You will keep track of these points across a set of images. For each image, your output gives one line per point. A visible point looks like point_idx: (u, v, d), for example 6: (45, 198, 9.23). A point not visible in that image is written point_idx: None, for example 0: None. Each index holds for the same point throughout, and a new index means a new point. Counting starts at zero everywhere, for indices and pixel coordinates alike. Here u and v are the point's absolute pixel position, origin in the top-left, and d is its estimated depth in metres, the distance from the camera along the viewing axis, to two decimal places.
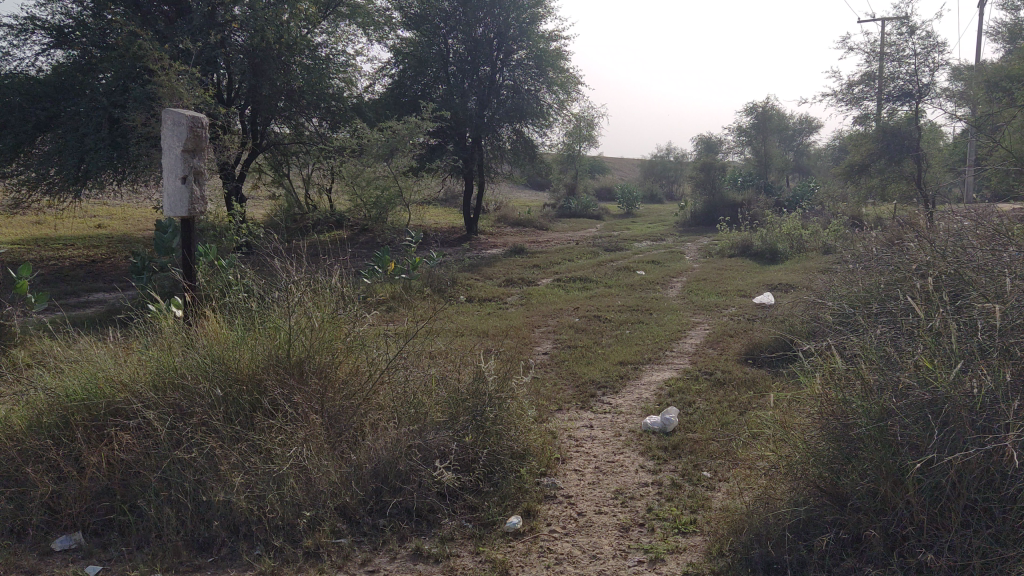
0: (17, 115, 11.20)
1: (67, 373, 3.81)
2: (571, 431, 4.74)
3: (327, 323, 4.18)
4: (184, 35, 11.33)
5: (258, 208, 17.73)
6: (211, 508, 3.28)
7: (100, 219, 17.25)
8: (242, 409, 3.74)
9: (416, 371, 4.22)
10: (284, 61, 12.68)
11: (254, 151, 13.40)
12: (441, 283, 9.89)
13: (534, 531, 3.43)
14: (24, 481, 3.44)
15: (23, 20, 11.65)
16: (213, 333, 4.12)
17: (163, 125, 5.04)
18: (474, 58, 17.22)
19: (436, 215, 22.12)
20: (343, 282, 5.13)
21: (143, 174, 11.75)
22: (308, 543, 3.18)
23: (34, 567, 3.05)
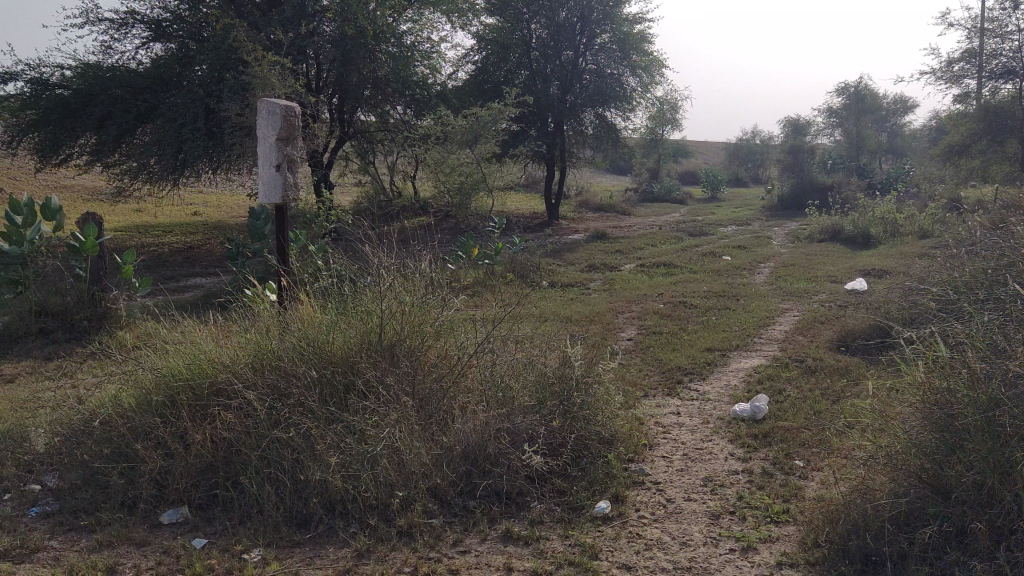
0: (120, 106, 11.81)
1: (173, 355, 3.97)
2: (658, 418, 4.71)
3: (417, 307, 4.24)
4: (277, 28, 11.62)
5: (344, 194, 18.08)
6: (309, 486, 3.38)
7: (196, 206, 17.83)
8: (337, 391, 3.84)
9: (505, 356, 4.25)
10: (372, 50, 12.71)
11: (341, 138, 13.64)
12: (524, 269, 9.92)
13: (623, 516, 3.43)
14: (135, 457, 3.61)
15: (124, 14, 12.12)
16: (307, 317, 4.23)
17: (259, 114, 5.16)
18: (557, 43, 17.18)
19: (519, 200, 22.17)
20: (430, 264, 5.18)
21: (236, 162, 12.12)
22: (401, 522, 3.25)
23: (145, 539, 3.20)
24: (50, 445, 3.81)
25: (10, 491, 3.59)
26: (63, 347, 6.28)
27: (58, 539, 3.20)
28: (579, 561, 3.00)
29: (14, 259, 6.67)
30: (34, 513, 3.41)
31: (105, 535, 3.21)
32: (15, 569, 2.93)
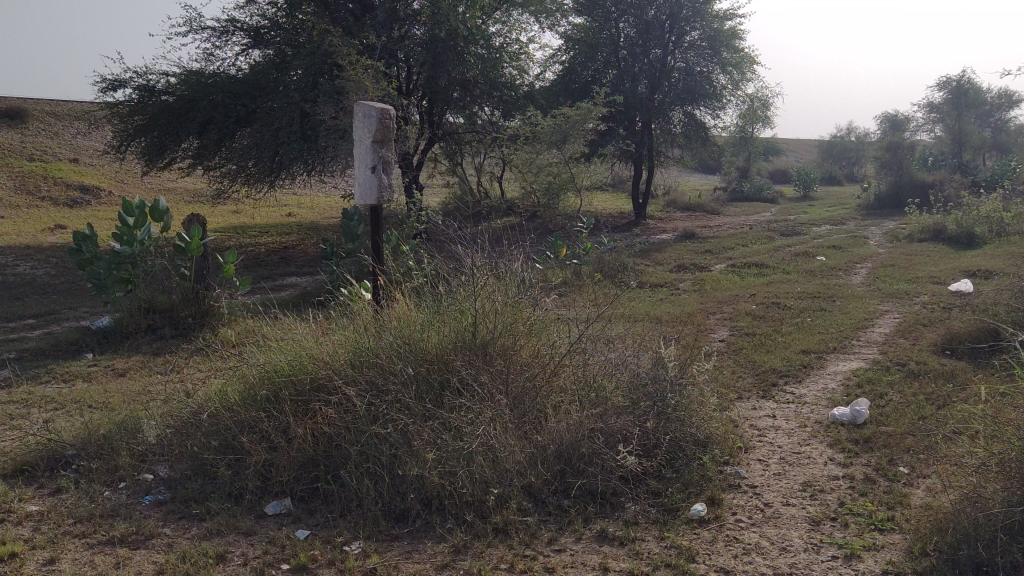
0: (221, 111, 12.26)
1: (276, 351, 4.11)
2: (753, 420, 4.63)
3: (509, 306, 4.27)
4: (370, 32, 11.96)
5: (433, 195, 18.32)
6: (406, 482, 3.44)
7: (291, 207, 18.36)
8: (433, 388, 3.90)
9: (598, 356, 4.24)
10: (461, 51, 12.80)
11: (431, 140, 13.84)
12: (612, 269, 9.87)
13: (720, 519, 3.38)
14: (241, 450, 3.75)
15: (226, 23, 12.61)
16: (402, 316, 4.31)
17: (356, 117, 5.28)
18: (645, 42, 17.09)
19: (605, 200, 22.11)
20: (523, 264, 5.20)
21: (330, 164, 12.40)
22: (497, 520, 3.28)
23: (251, 528, 3.32)
24: (161, 436, 3.98)
25: (124, 480, 3.76)
26: (170, 342, 6.56)
27: (170, 526, 3.33)
28: (676, 563, 2.97)
29: (124, 258, 6.92)
30: (147, 502, 3.56)
31: (214, 524, 3.33)
32: (133, 554, 3.08)
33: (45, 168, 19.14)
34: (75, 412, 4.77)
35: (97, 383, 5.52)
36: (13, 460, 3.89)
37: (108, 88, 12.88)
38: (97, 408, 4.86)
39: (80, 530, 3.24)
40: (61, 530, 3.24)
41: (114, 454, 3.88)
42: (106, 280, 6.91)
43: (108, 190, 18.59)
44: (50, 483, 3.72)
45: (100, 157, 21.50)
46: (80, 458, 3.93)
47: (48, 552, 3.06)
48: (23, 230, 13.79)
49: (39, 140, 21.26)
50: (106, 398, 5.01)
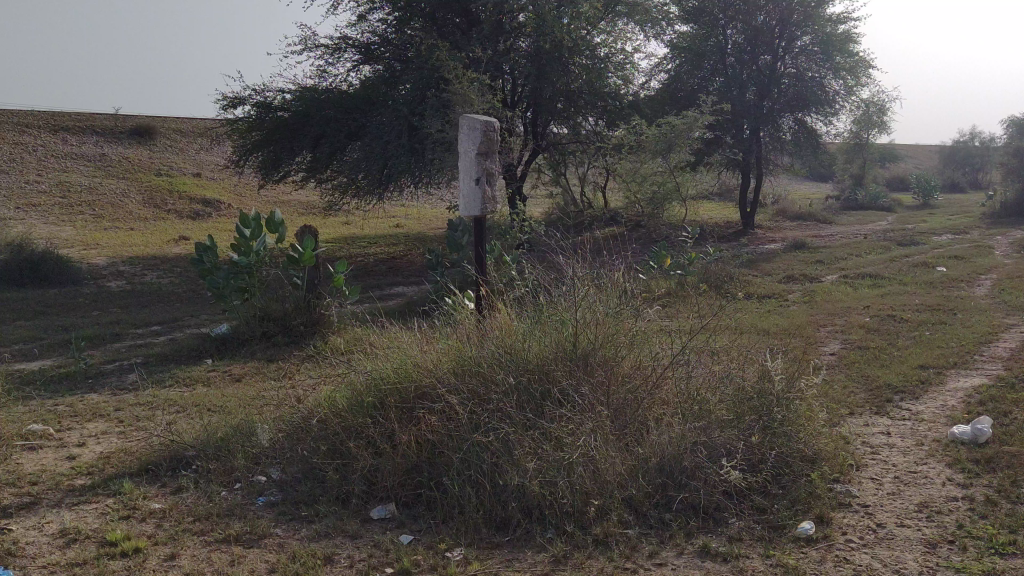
0: (333, 126, 12.78)
1: (383, 359, 4.22)
2: (865, 437, 4.47)
3: (611, 317, 4.24)
4: (477, 46, 12.20)
5: (536, 205, 18.44)
6: (507, 491, 3.48)
7: (399, 219, 18.80)
8: (534, 398, 3.92)
9: (702, 368, 4.18)
10: (565, 62, 12.82)
11: (535, 150, 13.95)
12: (718, 280, 9.69)
13: (829, 539, 3.28)
14: (348, 455, 3.86)
15: (338, 40, 13.06)
16: (504, 327, 4.35)
17: (462, 130, 5.38)
18: (754, 47, 16.91)
19: (711, 209, 21.75)
20: (626, 275, 5.17)
21: (436, 176, 12.62)
22: (597, 531, 3.27)
23: (357, 531, 3.41)
24: (274, 440, 4.13)
25: (239, 481, 3.93)
26: (283, 349, 6.82)
27: (281, 527, 3.46)
28: None
29: (242, 269, 7.23)
30: (260, 503, 3.71)
31: (322, 526, 3.44)
32: (247, 553, 3.21)
33: (170, 182, 20.18)
34: (195, 415, 5.01)
35: (215, 388, 5.78)
36: (139, 460, 4.12)
37: (229, 106, 13.51)
38: (215, 411, 5.09)
39: (199, 528, 3.41)
40: (181, 526, 3.41)
41: (230, 455, 4.05)
42: (224, 289, 7.21)
43: (228, 203, 19.46)
44: (173, 482, 3.92)
45: (220, 171, 22.52)
46: (199, 459, 4.12)
47: (169, 548, 3.22)
48: (150, 242, 14.57)
49: (165, 156, 22.43)
50: (223, 402, 5.25)
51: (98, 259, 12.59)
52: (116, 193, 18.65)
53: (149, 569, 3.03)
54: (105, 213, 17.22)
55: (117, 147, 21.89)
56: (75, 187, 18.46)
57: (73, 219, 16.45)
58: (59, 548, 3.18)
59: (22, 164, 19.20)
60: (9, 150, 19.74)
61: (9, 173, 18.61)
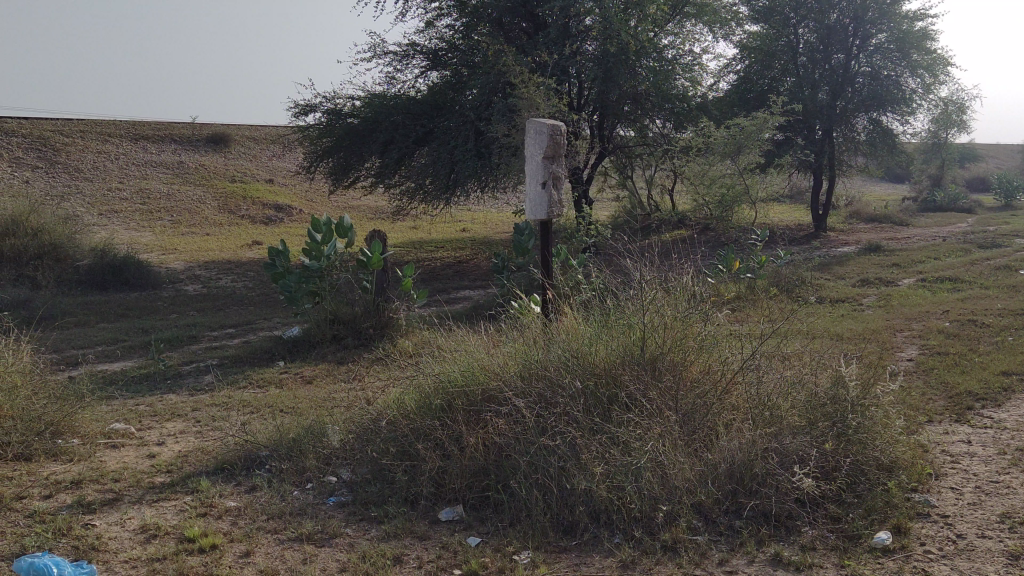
0: (402, 132, 12.97)
1: (450, 362, 4.25)
2: (944, 446, 4.33)
3: (679, 321, 4.20)
4: (543, 50, 12.24)
5: (603, 208, 18.36)
6: (574, 494, 3.47)
7: (466, 223, 18.94)
8: (601, 401, 3.90)
9: (773, 372, 4.11)
10: (632, 65, 12.70)
11: (601, 154, 13.91)
12: (790, 284, 9.51)
13: (906, 549, 3.18)
14: (416, 457, 3.90)
15: (407, 47, 13.23)
16: (571, 330, 4.34)
17: (529, 134, 5.40)
18: (827, 46, 16.51)
19: (783, 211, 21.35)
20: (695, 278, 5.11)
21: (503, 180, 12.67)
22: (666, 537, 3.24)
23: (425, 533, 3.44)
24: (345, 441, 4.20)
25: (311, 481, 4.01)
26: (352, 352, 6.93)
27: (352, 527, 3.51)
28: None
29: (314, 273, 7.39)
30: (331, 502, 3.78)
31: (392, 526, 3.48)
32: (318, 552, 3.27)
33: (245, 189, 20.70)
34: (268, 416, 5.13)
35: (287, 389, 5.91)
36: (216, 459, 4.24)
37: (300, 113, 13.80)
38: (287, 412, 5.20)
39: (273, 526, 3.48)
40: (256, 524, 3.49)
41: (302, 455, 4.14)
42: (297, 292, 7.41)
43: (299, 208, 19.85)
44: (247, 481, 4.01)
45: (292, 177, 23.00)
46: (272, 458, 4.21)
47: (244, 545, 3.30)
48: (225, 246, 14.97)
49: (239, 163, 23.02)
50: (295, 403, 5.36)
51: (176, 264, 12.99)
52: (193, 199, 19.21)
53: (224, 566, 3.11)
54: (182, 219, 17.74)
55: (194, 154, 22.55)
56: (154, 194, 19.07)
57: (152, 225, 17.00)
58: (140, 543, 3.28)
59: (105, 172, 19.93)
60: (92, 159, 20.50)
61: (93, 180, 19.33)
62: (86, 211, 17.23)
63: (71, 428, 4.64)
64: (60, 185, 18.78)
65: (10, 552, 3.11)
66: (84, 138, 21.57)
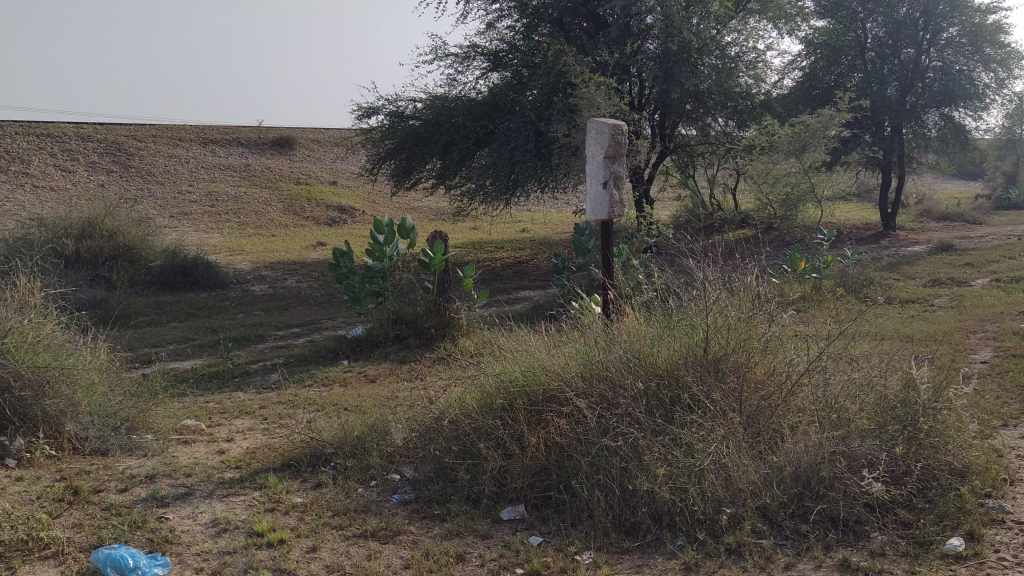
0: (462, 133, 13.07)
1: (511, 362, 4.27)
2: (1021, 450, 4.19)
3: (743, 322, 4.15)
4: (604, 49, 12.20)
5: (664, 208, 18.22)
6: (637, 496, 3.45)
7: (526, 223, 18.99)
8: (663, 403, 3.87)
9: (840, 374, 4.03)
10: (694, 63, 12.58)
11: (662, 153, 13.80)
12: (857, 284, 9.30)
13: (980, 556, 3.09)
14: (478, 456, 3.93)
15: (468, 49, 13.32)
16: (632, 330, 4.32)
17: (589, 134, 5.39)
18: (896, 41, 16.06)
19: (850, 210, 20.89)
20: (760, 279, 5.04)
21: (563, 180, 12.66)
22: (730, 540, 3.21)
23: (488, 531, 3.46)
24: (408, 439, 4.25)
25: (375, 478, 4.06)
26: (415, 351, 7.01)
27: (415, 524, 3.56)
28: None
29: (376, 273, 7.47)
30: (394, 500, 3.82)
31: (454, 525, 3.51)
32: (382, 548, 3.31)
33: (309, 191, 21.07)
34: (333, 413, 5.22)
35: (351, 387, 6.00)
36: (283, 456, 4.33)
37: (363, 115, 13.99)
38: (351, 410, 5.28)
39: (338, 523, 3.54)
40: (322, 520, 3.55)
41: (366, 453, 4.20)
42: (360, 292, 7.52)
43: (362, 210, 20.13)
44: (313, 477, 4.09)
45: (355, 179, 23.32)
46: (337, 456, 4.28)
47: (311, 540, 3.36)
48: (290, 248, 15.26)
49: (304, 165, 23.43)
50: (359, 401, 5.45)
51: (243, 264, 13.28)
52: (259, 201, 19.62)
53: (291, 560, 3.17)
54: (249, 221, 18.13)
55: (261, 157, 23.04)
56: (222, 196, 19.53)
57: (221, 227, 17.41)
58: (211, 537, 3.37)
59: (175, 175, 20.48)
60: (163, 162, 21.09)
61: (164, 184, 19.89)
62: (158, 213, 17.74)
63: (145, 424, 4.78)
64: (133, 188, 19.36)
65: (89, 544, 3.22)
66: (156, 142, 22.20)
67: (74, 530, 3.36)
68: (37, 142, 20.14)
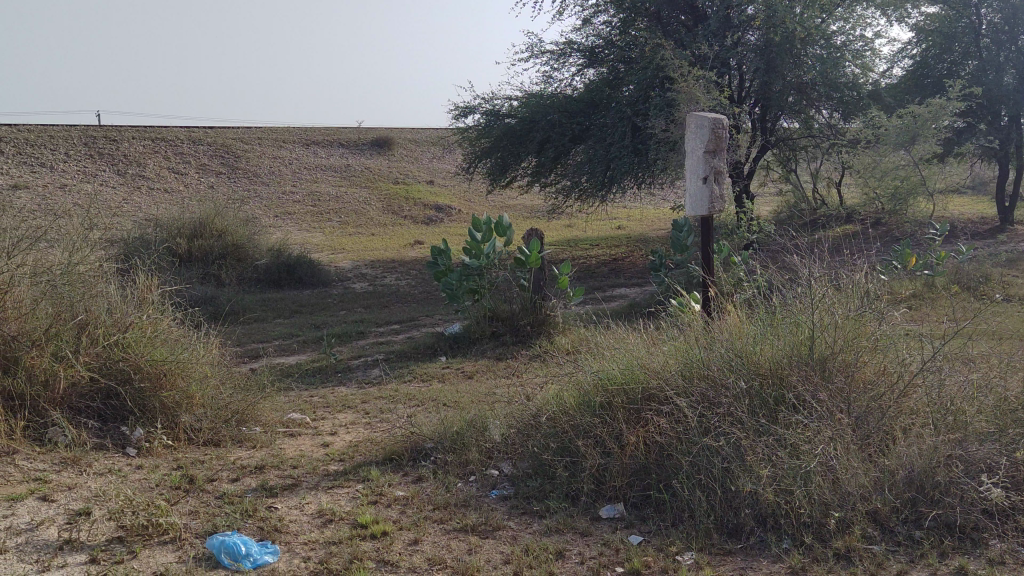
0: (558, 130, 13.07)
1: (610, 360, 4.23)
2: None
3: (851, 320, 4.00)
4: (703, 42, 12.03)
5: (765, 203, 17.81)
6: (740, 497, 3.37)
7: (622, 220, 18.84)
8: (767, 403, 3.77)
9: (956, 376, 3.85)
10: (797, 54, 12.24)
11: (763, 147, 13.49)
12: (972, 281, 8.87)
13: None
14: (576, 453, 3.91)
15: (564, 45, 13.29)
16: (733, 329, 4.22)
17: (689, 128, 5.31)
18: (1013, 27, 15.18)
19: (963, 204, 19.96)
20: (869, 276, 4.86)
21: (660, 176, 12.50)
22: (838, 544, 3.11)
23: (587, 529, 3.45)
24: (506, 435, 4.27)
25: (474, 473, 4.09)
26: (512, 348, 7.05)
27: (514, 520, 3.57)
28: None
29: (473, 271, 7.56)
30: (494, 495, 3.85)
31: (553, 521, 3.52)
32: (482, 543, 3.33)
33: (407, 190, 21.43)
34: (432, 408, 5.30)
35: (449, 383, 6.07)
36: (385, 449, 4.41)
37: (460, 114, 14.14)
38: (449, 405, 5.35)
39: (439, 516, 3.59)
40: (423, 513, 3.60)
41: (465, 448, 4.24)
42: (458, 290, 7.62)
43: (458, 208, 20.36)
44: (414, 471, 4.16)
45: (451, 178, 23.59)
46: (437, 450, 4.34)
47: (412, 533, 3.41)
48: (390, 246, 15.55)
49: (402, 165, 23.85)
50: (458, 397, 5.51)
51: (345, 262, 13.62)
52: (359, 201, 20.06)
53: (394, 552, 3.23)
54: (350, 220, 18.58)
55: (361, 158, 23.58)
56: (324, 196, 20.06)
57: (323, 226, 17.89)
58: (317, 527, 3.46)
59: (280, 176, 21.15)
60: (269, 164, 21.79)
61: (269, 184, 20.56)
62: (264, 213, 18.36)
63: (254, 416, 4.96)
64: (241, 189, 20.08)
65: (203, 531, 3.35)
66: (262, 144, 22.98)
67: (190, 516, 3.50)
68: (153, 146, 21.13)
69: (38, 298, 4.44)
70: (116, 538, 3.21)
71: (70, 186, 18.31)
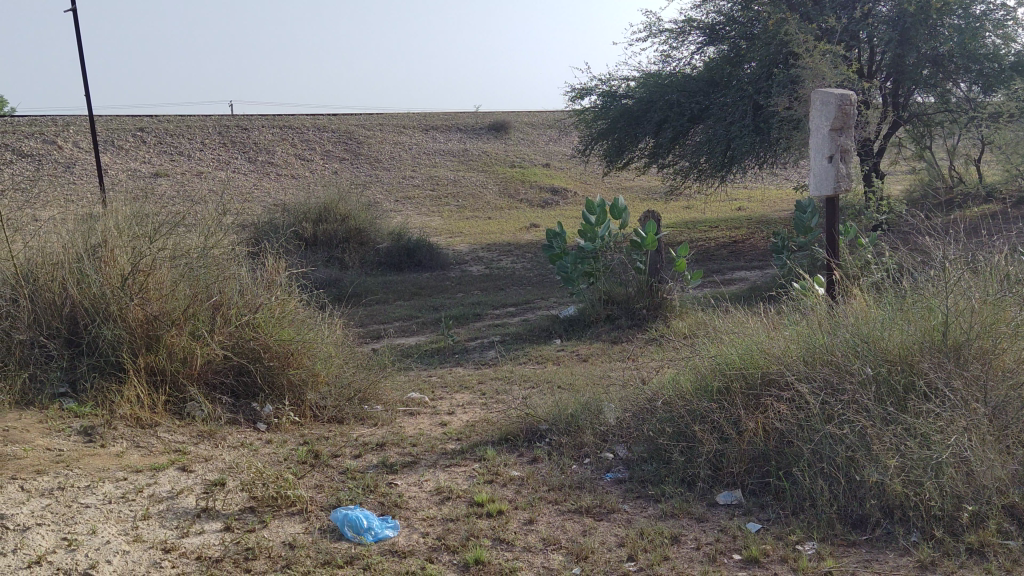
0: (676, 109, 12.82)
1: (727, 345, 4.15)
2: None
3: (990, 305, 3.78)
4: (831, 15, 11.69)
5: (896, 182, 17.00)
6: (865, 487, 3.26)
7: (743, 201, 18.37)
8: (896, 390, 3.61)
9: None
10: (933, 24, 11.68)
11: (895, 123, 12.87)
12: None
13: None
14: (692, 438, 3.85)
15: (684, 24, 13.07)
16: (860, 313, 4.07)
17: (814, 105, 5.12)
18: None
19: None
20: (1010, 259, 4.56)
21: (783, 155, 12.12)
22: (971, 539, 2.97)
23: (703, 515, 3.41)
24: (621, 419, 4.25)
25: (589, 456, 4.10)
26: (627, 332, 7.00)
27: (629, 504, 3.56)
28: None
29: (589, 253, 7.56)
30: (609, 478, 3.85)
31: (669, 506, 3.49)
32: (597, 525, 3.35)
33: (523, 173, 21.54)
34: (547, 390, 5.33)
35: (564, 366, 6.08)
36: (500, 429, 4.47)
37: (577, 97, 14.10)
38: (565, 388, 5.37)
39: (554, 497, 3.61)
40: (538, 494, 3.64)
41: (580, 430, 4.26)
42: (573, 273, 7.61)
43: (574, 191, 20.32)
44: (530, 452, 4.20)
45: (567, 160, 23.54)
46: (552, 432, 4.37)
47: (528, 513, 3.45)
48: (506, 229, 15.68)
49: (519, 148, 23.97)
50: (574, 379, 5.53)
51: (463, 245, 13.83)
52: (477, 185, 20.30)
53: (510, 531, 3.28)
54: (468, 204, 18.83)
55: (478, 142, 23.84)
56: (443, 180, 20.42)
57: (442, 210, 18.19)
58: (435, 504, 3.54)
59: (400, 161, 21.63)
60: (390, 149, 22.32)
61: (390, 170, 21.06)
62: (385, 197, 18.84)
63: (375, 395, 5.12)
64: (363, 174, 20.65)
65: (327, 504, 3.49)
66: (383, 130, 23.54)
67: (315, 489, 3.65)
68: (281, 133, 21.98)
69: (177, 278, 4.67)
70: (248, 508, 3.39)
71: (205, 173, 19.27)
